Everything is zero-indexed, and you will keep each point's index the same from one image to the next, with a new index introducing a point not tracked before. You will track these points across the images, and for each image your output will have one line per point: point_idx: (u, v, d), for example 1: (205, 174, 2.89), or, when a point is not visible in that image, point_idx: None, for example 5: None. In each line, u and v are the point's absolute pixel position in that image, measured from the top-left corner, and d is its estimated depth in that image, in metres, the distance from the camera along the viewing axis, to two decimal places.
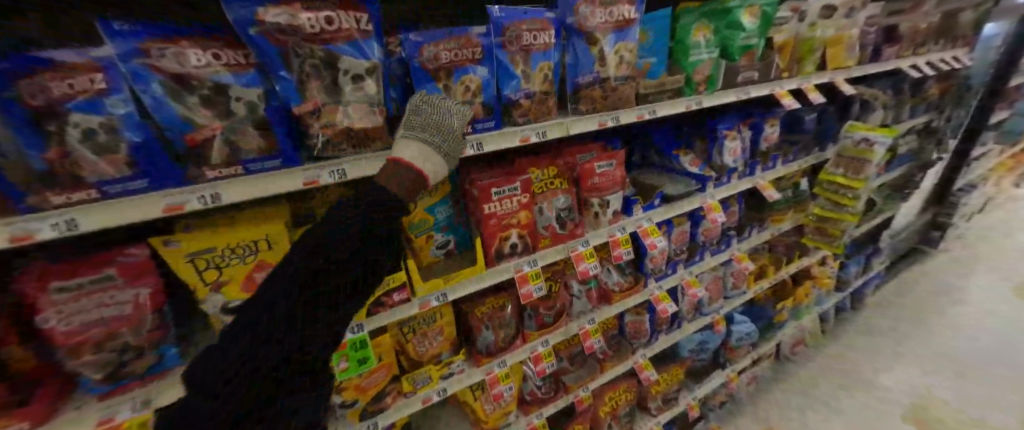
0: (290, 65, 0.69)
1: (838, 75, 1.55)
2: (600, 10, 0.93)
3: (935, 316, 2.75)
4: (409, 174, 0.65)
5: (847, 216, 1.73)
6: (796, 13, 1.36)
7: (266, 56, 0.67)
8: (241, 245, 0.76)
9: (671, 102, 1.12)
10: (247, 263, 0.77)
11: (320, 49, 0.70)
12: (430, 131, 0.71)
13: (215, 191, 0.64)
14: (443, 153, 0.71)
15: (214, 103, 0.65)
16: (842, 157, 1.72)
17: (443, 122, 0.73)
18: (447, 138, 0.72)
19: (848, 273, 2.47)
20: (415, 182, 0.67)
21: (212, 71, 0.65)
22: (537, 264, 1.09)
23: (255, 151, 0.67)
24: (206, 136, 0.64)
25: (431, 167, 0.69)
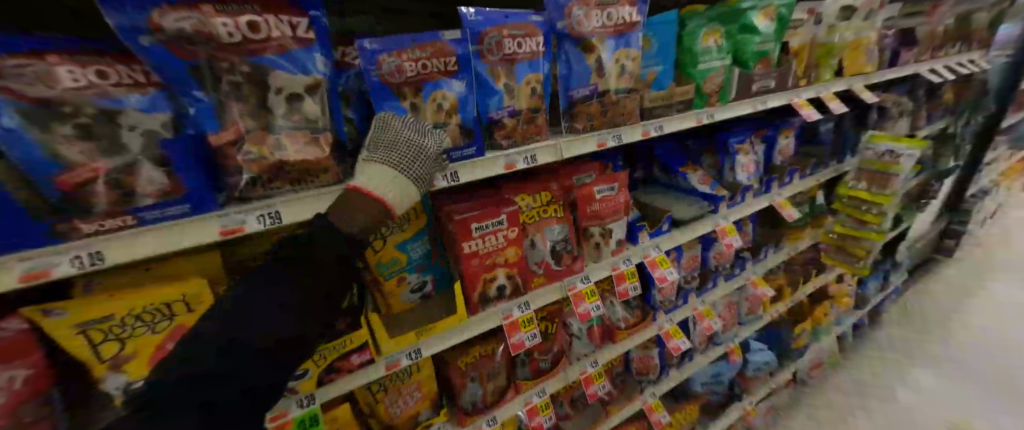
0: (205, 84, 0.54)
1: (855, 82, 1.42)
2: (596, 12, 0.79)
3: (955, 325, 2.59)
4: (367, 205, 0.57)
5: (871, 235, 1.59)
6: (813, 16, 1.23)
7: (172, 73, 0.52)
8: (149, 310, 0.60)
9: (679, 117, 0.98)
10: (157, 331, 0.61)
11: (246, 61, 0.55)
12: (399, 151, 0.61)
13: (98, 249, 0.50)
14: (412, 178, 0.61)
15: (96, 134, 0.48)
16: (867, 169, 1.58)
17: (416, 141, 0.63)
18: (419, 159, 0.62)
19: (866, 290, 2.31)
20: (375, 213, 0.58)
21: (97, 92, 0.49)
22: (529, 308, 0.93)
23: (154, 195, 0.52)
24: (86, 178, 0.48)
25: (397, 194, 0.59)
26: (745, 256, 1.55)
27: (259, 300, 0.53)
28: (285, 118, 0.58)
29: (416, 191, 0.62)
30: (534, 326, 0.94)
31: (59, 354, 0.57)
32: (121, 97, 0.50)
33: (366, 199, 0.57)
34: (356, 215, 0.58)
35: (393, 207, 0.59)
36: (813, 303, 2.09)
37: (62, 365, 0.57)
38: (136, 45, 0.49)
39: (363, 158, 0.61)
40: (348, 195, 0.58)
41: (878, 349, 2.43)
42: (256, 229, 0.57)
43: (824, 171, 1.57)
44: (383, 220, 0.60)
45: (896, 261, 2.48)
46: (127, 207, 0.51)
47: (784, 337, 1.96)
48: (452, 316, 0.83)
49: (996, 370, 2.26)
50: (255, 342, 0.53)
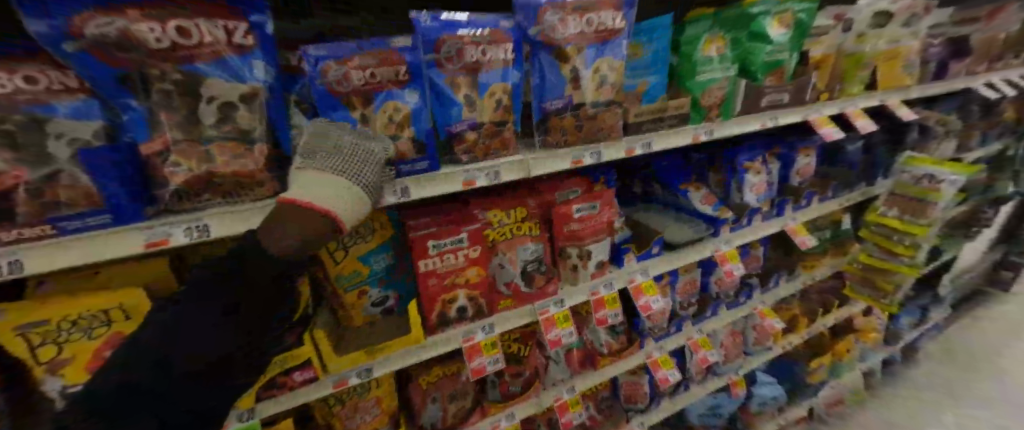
0: (138, 92, 0.52)
1: (890, 96, 1.27)
2: (574, 18, 0.72)
3: (1005, 362, 2.33)
4: (304, 217, 0.47)
5: (902, 268, 1.43)
6: (841, 22, 1.10)
7: (100, 80, 0.50)
8: (84, 316, 0.59)
9: (670, 133, 0.90)
10: (94, 337, 0.60)
11: (179, 70, 0.53)
12: (342, 159, 0.54)
13: (16, 258, 0.47)
14: (360, 185, 0.54)
15: (18, 141, 0.46)
16: (898, 195, 1.41)
17: (360, 149, 0.56)
18: (365, 166, 0.56)
19: (898, 325, 2.09)
20: (319, 226, 0.49)
21: (29, 99, 0.47)
22: (493, 331, 0.88)
23: (81, 204, 0.50)
24: (6, 187, 0.45)
25: (343, 204, 0.51)
26: (751, 283, 1.44)
27: (192, 314, 0.46)
28: (219, 128, 0.56)
29: (365, 200, 0.55)
30: (497, 350, 0.90)
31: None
32: (53, 103, 0.49)
33: (304, 212, 0.48)
34: (293, 228, 0.48)
35: (340, 218, 0.50)
36: (835, 336, 1.92)
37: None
38: (58, 51, 0.46)
39: (295, 170, 0.52)
40: (280, 210, 0.47)
41: (914, 388, 2.19)
42: (180, 243, 0.55)
43: (851, 195, 1.43)
44: (326, 235, 0.51)
45: (938, 295, 2.23)
46: (51, 215, 0.48)
47: (801, 371, 1.80)
48: (406, 338, 0.80)
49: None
50: (182, 363, 0.45)
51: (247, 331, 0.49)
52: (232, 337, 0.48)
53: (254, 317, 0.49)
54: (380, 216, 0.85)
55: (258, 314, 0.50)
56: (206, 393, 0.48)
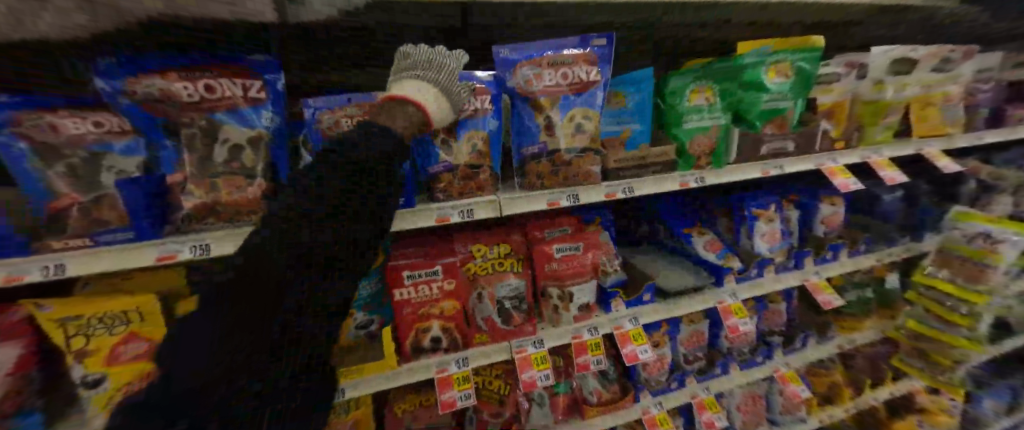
0: (173, 135, 0.66)
1: (928, 145, 1.16)
2: (549, 71, 0.78)
3: None
4: (408, 110, 0.59)
5: (962, 342, 1.28)
6: (855, 69, 1.07)
7: (144, 125, 0.64)
8: (109, 315, 0.68)
9: (656, 178, 0.89)
10: (113, 335, 0.68)
11: (205, 118, 0.65)
12: (425, 68, 0.62)
13: (60, 261, 0.58)
14: (443, 91, 0.62)
15: (80, 172, 0.60)
16: (950, 254, 1.29)
17: (435, 57, 0.63)
18: (443, 72, 0.63)
19: (982, 410, 1.73)
20: (417, 119, 0.60)
21: (94, 139, 0.61)
22: (468, 366, 0.88)
23: (115, 222, 0.61)
24: (64, 205, 0.58)
25: (434, 104, 0.61)
26: (773, 342, 1.30)
27: (208, 323, 0.51)
28: (228, 164, 0.66)
29: (449, 105, 0.64)
30: (469, 385, 0.89)
31: (44, 344, 0.67)
32: (110, 143, 0.62)
33: (403, 107, 0.58)
34: (398, 117, 0.58)
35: (432, 117, 0.61)
36: (893, 415, 1.63)
37: (44, 355, 0.67)
38: (116, 104, 0.61)
39: (391, 82, 0.63)
40: (384, 108, 0.58)
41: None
42: (187, 258, 0.63)
43: (892, 250, 1.29)
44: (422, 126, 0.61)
45: None
46: (93, 228, 0.60)
47: None
48: (379, 362, 0.83)
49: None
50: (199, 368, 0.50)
51: (240, 340, 0.50)
52: (235, 343, 0.50)
53: (243, 325, 0.50)
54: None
55: (249, 324, 0.50)
56: (214, 400, 0.50)
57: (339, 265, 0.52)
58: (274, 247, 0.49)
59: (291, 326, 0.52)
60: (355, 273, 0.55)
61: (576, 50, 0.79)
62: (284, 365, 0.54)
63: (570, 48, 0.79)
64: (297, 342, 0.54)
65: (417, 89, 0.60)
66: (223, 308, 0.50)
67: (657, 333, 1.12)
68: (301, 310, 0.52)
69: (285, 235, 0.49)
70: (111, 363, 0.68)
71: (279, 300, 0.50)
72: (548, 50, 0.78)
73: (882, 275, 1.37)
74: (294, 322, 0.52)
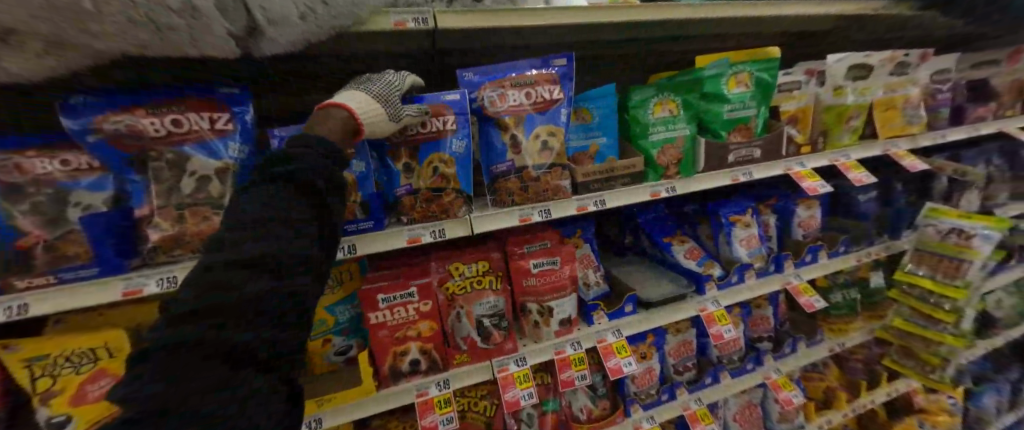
0: (142, 170, 0.64)
1: (895, 146, 1.20)
2: (513, 92, 0.80)
3: None
4: (331, 110, 0.58)
5: (948, 339, 1.27)
6: (815, 76, 1.11)
7: (112, 162, 0.62)
8: (77, 352, 0.65)
9: (626, 190, 0.91)
10: (80, 373, 0.65)
11: (171, 150, 0.64)
12: (365, 83, 0.65)
13: (24, 301, 0.56)
14: (377, 100, 0.63)
15: (44, 209, 0.58)
16: (924, 251, 1.30)
17: (381, 77, 0.68)
18: (383, 85, 0.66)
19: (983, 408, 1.70)
20: (340, 121, 0.57)
21: (67, 176, 0.61)
22: (450, 386, 0.88)
23: (81, 257, 0.60)
24: (30, 244, 0.57)
25: (367, 110, 0.61)
26: (762, 347, 1.29)
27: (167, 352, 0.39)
28: (195, 195, 0.65)
29: (384, 116, 0.64)
30: (451, 408, 0.87)
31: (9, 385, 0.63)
32: (76, 181, 0.61)
33: (330, 110, 0.57)
34: (322, 120, 0.57)
35: (357, 117, 0.59)
36: (891, 416, 1.61)
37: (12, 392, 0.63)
38: (84, 142, 0.60)
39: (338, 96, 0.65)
40: (314, 111, 0.58)
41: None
42: (152, 292, 0.61)
43: (871, 250, 1.30)
44: (343, 127, 0.58)
45: None
46: (57, 265, 0.58)
47: None
48: (356, 389, 0.80)
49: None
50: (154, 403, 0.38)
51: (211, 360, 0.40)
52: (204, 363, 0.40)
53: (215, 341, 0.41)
54: (353, 286, 0.88)
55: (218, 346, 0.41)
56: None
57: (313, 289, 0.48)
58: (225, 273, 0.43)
59: (268, 343, 0.44)
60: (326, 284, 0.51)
61: (538, 70, 0.82)
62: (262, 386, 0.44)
63: (531, 68, 0.81)
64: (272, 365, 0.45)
65: (346, 94, 0.61)
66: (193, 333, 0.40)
67: (642, 344, 1.11)
68: (281, 330, 0.45)
69: (242, 255, 0.43)
70: (81, 402, 0.65)
71: (250, 317, 0.43)
72: (509, 73, 0.81)
73: (867, 274, 1.38)
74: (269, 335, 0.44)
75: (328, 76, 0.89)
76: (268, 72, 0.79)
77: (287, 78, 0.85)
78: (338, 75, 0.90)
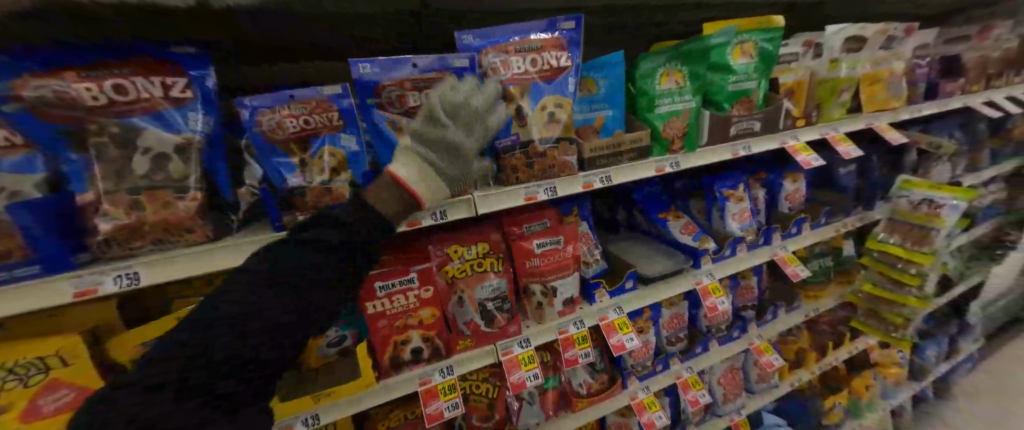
0: (84, 147, 0.49)
1: (879, 119, 1.22)
2: (517, 58, 0.73)
3: None
4: (398, 197, 0.52)
5: (910, 300, 1.38)
6: (812, 48, 1.12)
7: (41, 137, 0.47)
8: (18, 365, 0.51)
9: (632, 165, 0.88)
10: (29, 386, 0.51)
11: (117, 123, 0.50)
12: (437, 150, 0.54)
13: None
14: (451, 185, 0.57)
15: None
16: (897, 221, 1.39)
17: (456, 137, 0.54)
18: (462, 163, 0.56)
19: (928, 358, 1.88)
20: (404, 208, 0.53)
21: None
22: (452, 373, 0.83)
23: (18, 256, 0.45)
24: None
25: (432, 194, 0.55)
26: (746, 316, 1.34)
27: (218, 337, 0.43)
28: (147, 179, 0.51)
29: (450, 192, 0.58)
30: (457, 393, 0.84)
31: None
32: None
33: (399, 197, 0.52)
34: (386, 204, 0.52)
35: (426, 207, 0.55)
36: (850, 371, 1.75)
37: None
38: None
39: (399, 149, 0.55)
40: (378, 188, 0.52)
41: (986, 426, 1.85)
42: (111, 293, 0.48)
43: (847, 221, 1.37)
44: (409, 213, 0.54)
45: (967, 323, 2.04)
46: None
47: (818, 412, 1.61)
48: (356, 381, 0.74)
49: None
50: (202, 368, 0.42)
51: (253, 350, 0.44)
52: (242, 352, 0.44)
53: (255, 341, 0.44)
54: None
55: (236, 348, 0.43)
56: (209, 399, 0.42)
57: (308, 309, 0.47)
58: (245, 283, 0.46)
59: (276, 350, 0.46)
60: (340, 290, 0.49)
61: (544, 34, 0.75)
62: (247, 389, 0.45)
63: (536, 32, 0.74)
64: (268, 372, 0.46)
65: (416, 173, 0.52)
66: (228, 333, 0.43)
67: (639, 319, 1.12)
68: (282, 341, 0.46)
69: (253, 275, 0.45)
70: (31, 419, 0.51)
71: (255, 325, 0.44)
72: (512, 36, 0.73)
73: (839, 244, 1.48)
74: (264, 339, 0.44)
75: (324, 41, 0.77)
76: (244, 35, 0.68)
77: (270, 47, 0.74)
78: (337, 39, 0.77)
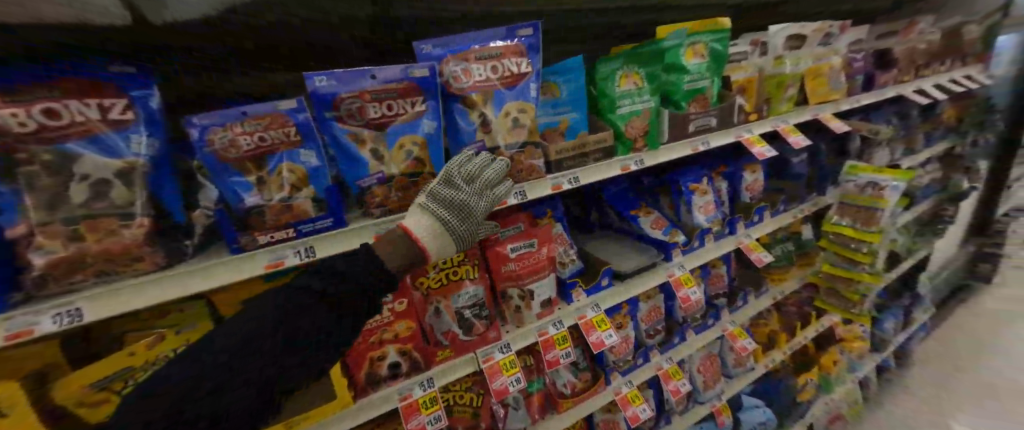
0: (8, 176, 0.43)
1: (823, 110, 1.31)
2: (478, 65, 0.74)
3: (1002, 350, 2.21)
4: (410, 248, 0.57)
5: (864, 276, 1.47)
6: (758, 47, 1.19)
7: None
8: None
9: (598, 166, 0.90)
10: None
11: (50, 150, 0.44)
12: (449, 209, 0.60)
13: None
14: (457, 243, 0.62)
15: None
16: (847, 204, 1.49)
17: (468, 201, 0.62)
18: (467, 221, 0.62)
19: (885, 330, 2.00)
20: (413, 259, 0.57)
21: None
22: (433, 385, 0.82)
23: None
24: None
25: (438, 248, 0.59)
26: (719, 304, 1.39)
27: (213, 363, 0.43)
28: (88, 207, 0.46)
29: (455, 249, 0.62)
30: (438, 406, 0.83)
31: None
32: None
33: (409, 247, 0.57)
34: (397, 255, 0.56)
35: (431, 259, 0.59)
36: (819, 348, 1.84)
37: None
38: None
39: (415, 205, 0.62)
40: (393, 237, 0.58)
41: (939, 389, 1.99)
42: (50, 333, 0.43)
43: (803, 207, 1.45)
44: (415, 265, 0.58)
45: (918, 295, 2.19)
46: None
47: (792, 390, 1.69)
48: (332, 403, 0.72)
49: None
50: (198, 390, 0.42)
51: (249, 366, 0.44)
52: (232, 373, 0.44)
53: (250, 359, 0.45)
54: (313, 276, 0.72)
55: (233, 372, 0.43)
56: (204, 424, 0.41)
57: (301, 331, 0.48)
58: (251, 314, 0.48)
59: (263, 373, 0.45)
60: (327, 305, 0.50)
61: (503, 42, 0.76)
62: (241, 412, 0.44)
63: (495, 39, 0.75)
64: (264, 395, 0.46)
65: (429, 227, 0.58)
66: (223, 358, 0.44)
67: (618, 315, 1.15)
68: (269, 361, 0.46)
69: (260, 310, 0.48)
70: None
71: (253, 348, 0.45)
72: (472, 44, 0.74)
73: (798, 229, 1.57)
74: (259, 360, 0.45)
75: (323, 40, 0.79)
76: (224, 20, 0.68)
77: (267, 49, 0.74)
78: (337, 39, 0.80)
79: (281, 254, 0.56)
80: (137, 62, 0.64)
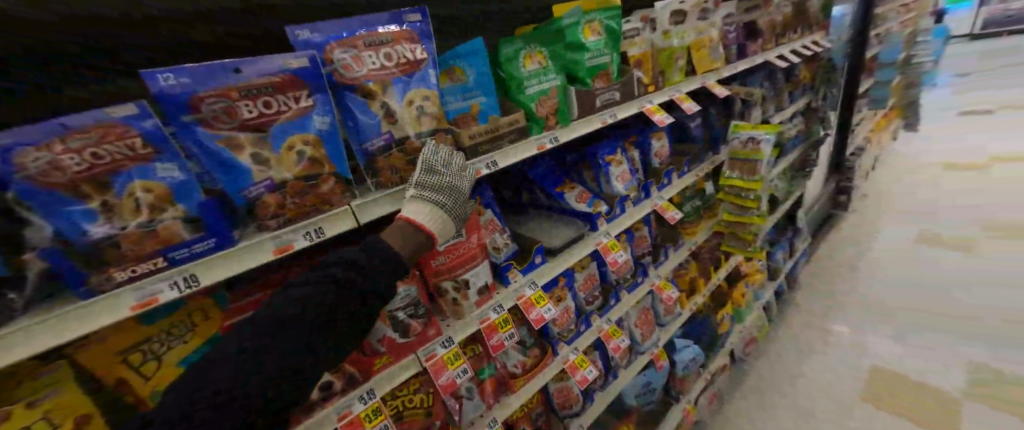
0: None
1: (709, 78, 1.47)
2: (370, 53, 0.69)
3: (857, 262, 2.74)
4: (415, 235, 0.62)
5: (754, 219, 1.71)
6: (648, 23, 1.28)
7: None
8: None
9: (515, 146, 0.90)
10: None
11: None
12: (441, 193, 0.66)
13: None
14: (455, 222, 0.69)
15: None
16: (735, 159, 1.70)
17: (455, 184, 0.69)
18: (459, 200, 0.69)
19: (777, 260, 2.36)
20: (420, 243, 0.63)
21: None
22: (375, 396, 0.78)
23: None
24: None
25: (442, 231, 0.66)
26: (645, 262, 1.52)
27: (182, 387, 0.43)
28: None
29: (455, 229, 0.69)
30: (383, 417, 0.78)
31: None
32: None
33: (415, 233, 0.62)
34: (407, 244, 0.61)
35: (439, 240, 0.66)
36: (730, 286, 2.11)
37: None
38: None
39: (407, 199, 0.65)
40: (396, 229, 0.62)
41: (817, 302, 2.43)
42: None
43: (702, 165, 1.64)
44: (424, 248, 0.64)
45: (798, 228, 2.62)
46: None
47: (712, 325, 1.92)
48: None
49: (904, 304, 2.34)
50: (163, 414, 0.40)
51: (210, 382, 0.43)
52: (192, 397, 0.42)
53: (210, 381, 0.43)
54: (201, 306, 0.66)
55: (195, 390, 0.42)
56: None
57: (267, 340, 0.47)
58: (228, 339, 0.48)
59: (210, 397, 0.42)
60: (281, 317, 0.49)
61: (393, 27, 0.72)
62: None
63: (384, 25, 0.71)
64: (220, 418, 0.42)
65: (429, 213, 0.64)
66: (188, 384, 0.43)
67: (555, 289, 1.19)
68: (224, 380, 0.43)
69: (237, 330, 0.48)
70: None
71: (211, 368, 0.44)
72: (359, 30, 0.69)
73: (702, 185, 1.76)
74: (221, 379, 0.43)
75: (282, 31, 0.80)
76: (169, 9, 0.64)
77: (239, 43, 0.73)
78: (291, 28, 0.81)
79: (152, 289, 0.46)
80: (138, 63, 0.64)
